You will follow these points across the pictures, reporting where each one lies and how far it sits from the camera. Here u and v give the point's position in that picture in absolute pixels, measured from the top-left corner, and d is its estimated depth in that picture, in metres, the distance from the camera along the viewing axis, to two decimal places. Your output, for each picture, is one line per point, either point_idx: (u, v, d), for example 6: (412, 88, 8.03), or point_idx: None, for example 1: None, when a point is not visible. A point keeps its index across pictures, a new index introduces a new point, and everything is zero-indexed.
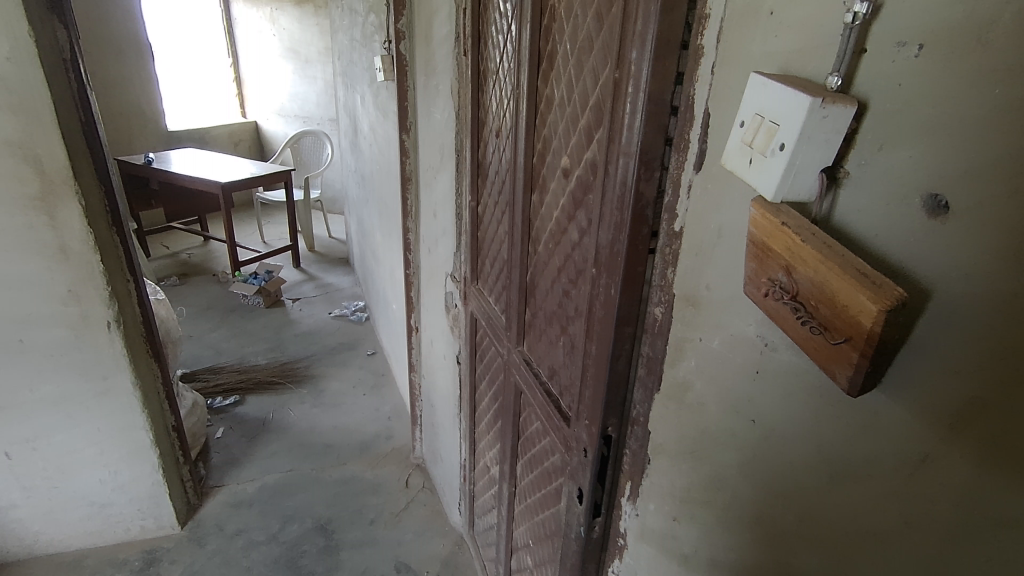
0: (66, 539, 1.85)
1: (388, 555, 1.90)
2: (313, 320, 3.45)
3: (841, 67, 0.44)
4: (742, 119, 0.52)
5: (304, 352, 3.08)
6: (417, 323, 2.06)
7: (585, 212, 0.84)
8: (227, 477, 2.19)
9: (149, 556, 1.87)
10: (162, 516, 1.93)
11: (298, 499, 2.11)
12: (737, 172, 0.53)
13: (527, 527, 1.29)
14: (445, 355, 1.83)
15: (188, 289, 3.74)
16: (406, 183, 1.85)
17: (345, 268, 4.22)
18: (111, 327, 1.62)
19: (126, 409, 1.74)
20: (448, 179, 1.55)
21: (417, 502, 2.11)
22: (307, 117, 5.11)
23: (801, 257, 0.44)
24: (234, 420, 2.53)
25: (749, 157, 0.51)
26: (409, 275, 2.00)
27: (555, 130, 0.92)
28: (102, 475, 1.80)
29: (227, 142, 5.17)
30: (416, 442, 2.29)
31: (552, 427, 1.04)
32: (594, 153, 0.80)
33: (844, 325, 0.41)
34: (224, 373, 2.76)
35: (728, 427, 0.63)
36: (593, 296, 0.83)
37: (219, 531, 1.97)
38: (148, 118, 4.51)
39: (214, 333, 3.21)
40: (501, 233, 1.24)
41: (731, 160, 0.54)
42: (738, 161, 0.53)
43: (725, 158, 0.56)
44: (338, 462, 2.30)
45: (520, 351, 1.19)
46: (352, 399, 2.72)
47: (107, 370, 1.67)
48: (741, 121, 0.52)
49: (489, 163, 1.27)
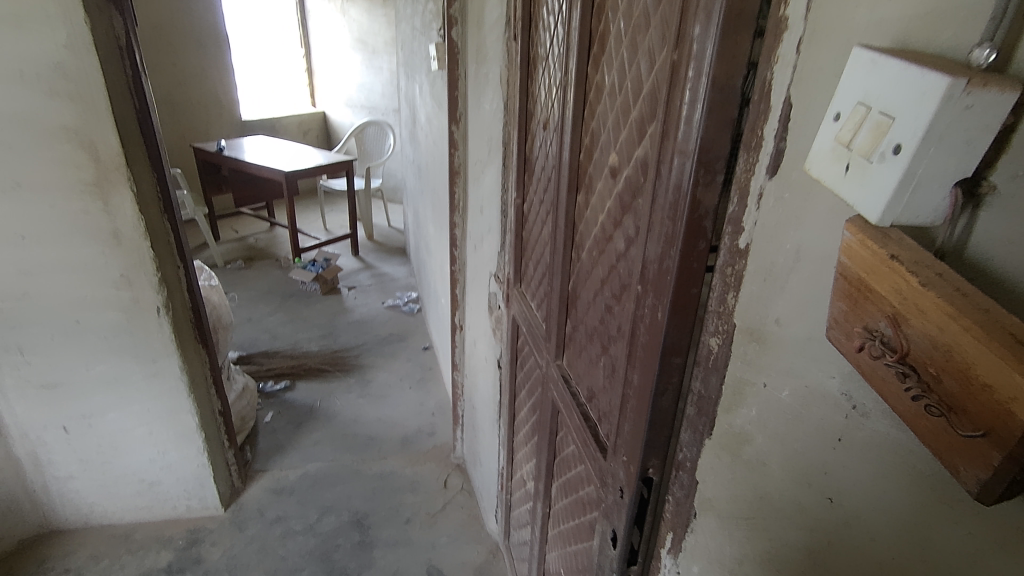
0: (119, 512, 1.92)
1: (421, 557, 1.85)
2: (366, 309, 3.47)
3: (996, 36, 0.30)
4: (836, 110, 0.37)
5: (355, 341, 3.10)
6: (461, 321, 2.00)
7: (633, 216, 0.73)
8: (271, 463, 2.22)
9: (192, 536, 1.91)
10: (207, 497, 1.96)
11: (337, 491, 2.10)
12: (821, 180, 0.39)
13: (558, 554, 1.19)
14: (486, 357, 1.75)
15: (251, 272, 3.86)
16: (453, 176, 1.78)
17: (401, 258, 4.22)
18: (160, 312, 1.65)
19: (173, 393, 1.77)
20: (494, 173, 1.46)
21: (454, 505, 2.05)
22: (372, 107, 5.16)
23: (917, 305, 0.31)
24: (283, 405, 2.57)
25: (845, 162, 0.36)
26: (455, 272, 1.92)
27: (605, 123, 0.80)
28: (152, 454, 1.84)
29: (296, 131, 5.30)
30: (456, 442, 2.23)
31: (589, 457, 0.92)
32: (647, 150, 0.67)
33: (984, 411, 0.28)
34: (276, 358, 2.81)
35: (791, 496, 0.50)
36: (637, 315, 0.71)
37: (259, 516, 1.99)
38: (223, 107, 4.69)
39: (271, 318, 3.29)
40: (545, 234, 1.14)
41: (816, 166, 0.40)
42: (825, 167, 0.39)
43: (810, 163, 0.41)
44: (379, 455, 2.28)
45: (559, 365, 1.08)
46: (397, 392, 2.69)
47: (156, 354, 1.70)
48: (834, 113, 0.37)
49: (536, 157, 1.17)
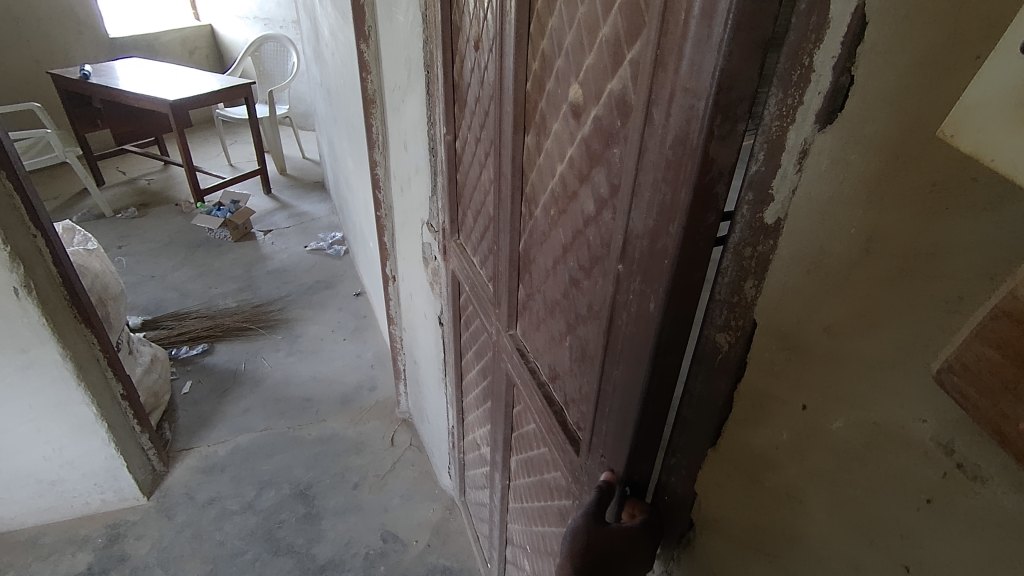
0: (19, 517, 1.69)
1: (374, 523, 1.76)
2: (287, 255, 3.16)
3: None
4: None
5: (278, 292, 2.83)
6: (394, 272, 1.80)
7: (606, 170, 0.56)
8: (196, 439, 2.02)
9: (113, 531, 1.72)
10: (123, 488, 1.76)
11: (275, 462, 1.95)
12: (978, 151, 0.25)
13: (522, 529, 1.10)
14: (426, 312, 1.58)
15: (147, 221, 3.41)
16: (368, 106, 1.51)
17: (321, 194, 3.85)
18: (20, 293, 1.36)
19: (57, 383, 1.51)
20: (417, 102, 1.23)
21: (404, 463, 1.95)
22: (268, 19, 4.51)
23: None
24: (202, 372, 2.33)
25: None
26: (381, 218, 1.70)
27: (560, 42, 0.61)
28: (46, 452, 1.60)
29: (179, 50, 4.58)
30: (400, 396, 2.10)
31: (556, 446, 0.80)
32: (626, 84, 0.50)
33: None
34: (188, 320, 2.52)
35: (842, 550, 0.40)
36: (616, 299, 0.56)
37: (189, 500, 1.82)
38: (83, 25, 3.95)
39: (177, 273, 2.94)
40: (484, 180, 0.95)
41: (970, 132, 0.25)
42: (994, 135, 0.24)
43: (952, 121, 0.26)
44: (316, 418, 2.12)
45: (513, 335, 0.93)
46: (330, 345, 2.50)
47: (26, 342, 1.42)
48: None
49: (467, 85, 0.96)
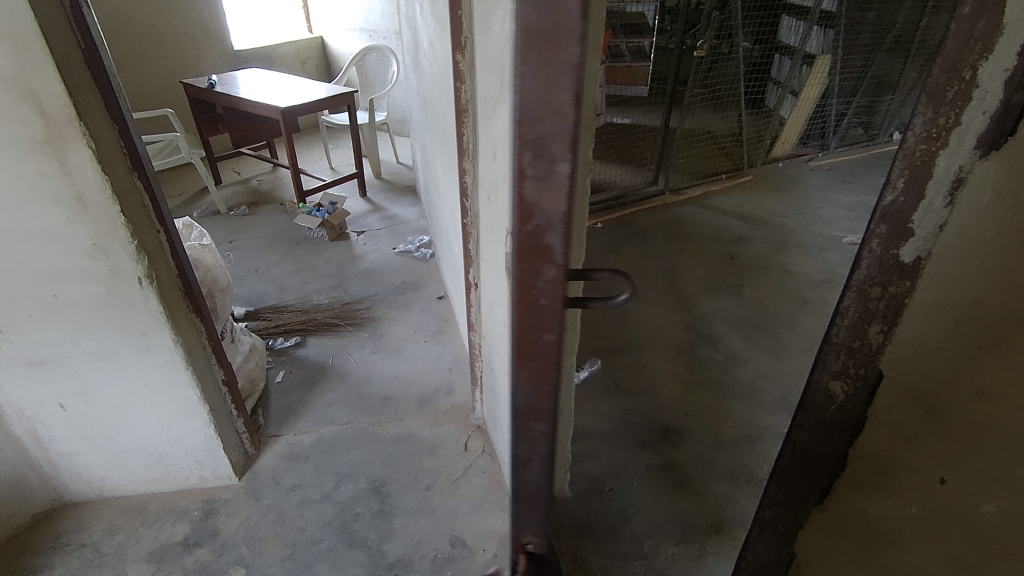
0: (131, 484, 1.87)
1: (443, 527, 1.77)
2: (377, 256, 3.29)
3: None
4: None
5: (367, 291, 2.95)
6: (476, 279, 1.82)
7: None
8: (285, 427, 2.14)
9: (208, 507, 1.86)
10: (219, 467, 1.89)
11: (354, 456, 2.02)
12: None
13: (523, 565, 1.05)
14: (505, 322, 1.58)
15: (256, 218, 3.68)
16: (461, 116, 1.54)
17: (412, 198, 3.99)
18: (143, 282, 1.49)
19: (169, 366, 1.64)
20: (508, 112, 1.22)
21: (475, 469, 1.96)
22: (373, 30, 4.74)
23: None
24: (294, 363, 2.47)
25: None
26: (466, 225, 1.72)
27: (529, 45, 0.44)
28: (157, 428, 1.75)
29: (293, 61, 4.93)
30: (475, 402, 2.11)
31: None
32: None
33: None
34: (286, 313, 2.69)
35: None
36: None
37: (275, 485, 1.92)
38: (212, 38, 4.35)
39: (278, 268, 3.15)
40: None
41: None
42: None
43: None
44: (395, 416, 2.18)
45: None
46: (412, 346, 2.57)
47: (145, 327, 1.56)
48: None
49: None
